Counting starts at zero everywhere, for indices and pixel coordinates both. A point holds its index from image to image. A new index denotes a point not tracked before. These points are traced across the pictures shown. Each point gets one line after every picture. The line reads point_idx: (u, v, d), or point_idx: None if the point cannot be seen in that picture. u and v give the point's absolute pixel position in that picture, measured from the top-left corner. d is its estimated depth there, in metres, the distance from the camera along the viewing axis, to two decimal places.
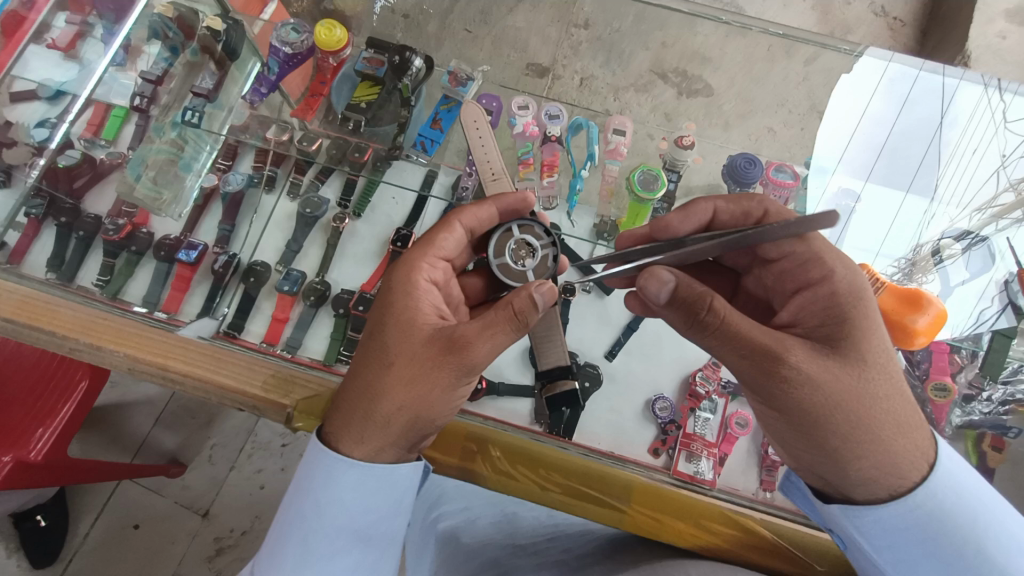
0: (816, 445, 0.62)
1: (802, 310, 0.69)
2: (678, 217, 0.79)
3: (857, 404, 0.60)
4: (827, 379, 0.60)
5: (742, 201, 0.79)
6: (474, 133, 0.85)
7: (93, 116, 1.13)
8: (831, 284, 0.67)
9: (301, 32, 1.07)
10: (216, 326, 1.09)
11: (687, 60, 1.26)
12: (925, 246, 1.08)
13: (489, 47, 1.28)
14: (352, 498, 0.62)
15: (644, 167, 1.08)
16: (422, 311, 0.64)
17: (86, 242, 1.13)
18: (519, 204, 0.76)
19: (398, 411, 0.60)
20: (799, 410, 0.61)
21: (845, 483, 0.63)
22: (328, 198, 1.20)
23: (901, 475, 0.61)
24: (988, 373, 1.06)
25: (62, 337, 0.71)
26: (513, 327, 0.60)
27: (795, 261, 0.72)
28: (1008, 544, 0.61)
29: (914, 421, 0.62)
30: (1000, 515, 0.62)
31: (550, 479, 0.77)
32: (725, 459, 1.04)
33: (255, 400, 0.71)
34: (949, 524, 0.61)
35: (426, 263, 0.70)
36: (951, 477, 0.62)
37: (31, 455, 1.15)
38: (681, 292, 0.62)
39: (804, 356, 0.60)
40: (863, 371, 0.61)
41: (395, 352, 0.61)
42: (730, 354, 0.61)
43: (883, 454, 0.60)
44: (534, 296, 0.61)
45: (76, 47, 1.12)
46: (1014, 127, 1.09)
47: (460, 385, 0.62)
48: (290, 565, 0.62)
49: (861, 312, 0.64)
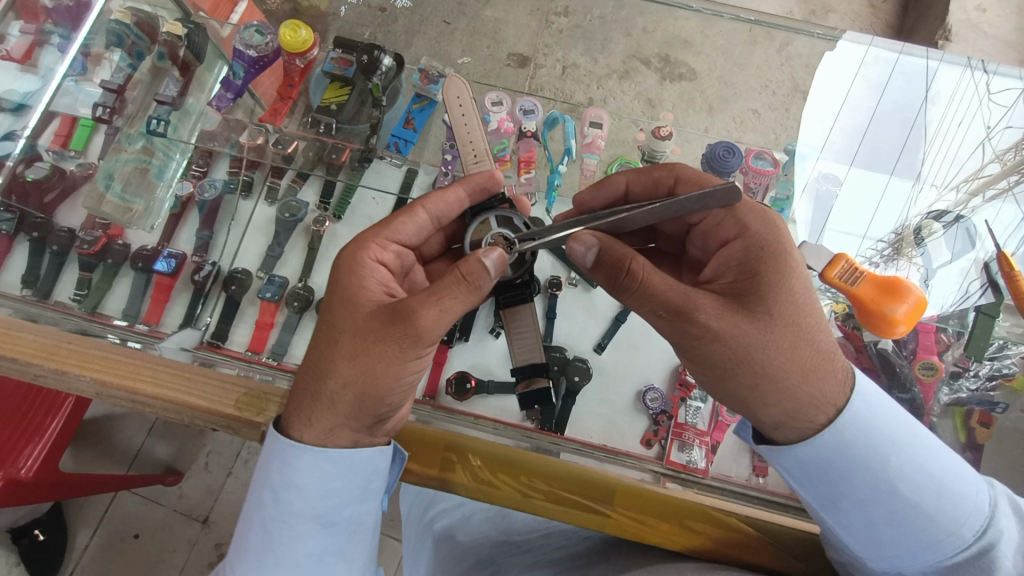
0: (729, 394, 0.63)
1: (721, 266, 0.67)
2: (588, 192, 0.79)
3: (763, 355, 0.59)
4: (736, 334, 0.60)
5: (652, 171, 0.76)
6: (457, 107, 0.80)
7: (60, 127, 1.10)
8: (744, 240, 0.65)
9: (265, 34, 1.07)
10: (199, 336, 1.07)
11: (668, 44, 1.23)
12: (912, 222, 1.08)
13: (467, 39, 1.26)
14: (308, 483, 0.58)
15: (621, 160, 1.11)
16: (366, 288, 0.62)
17: (60, 256, 1.10)
18: (487, 180, 0.73)
19: (342, 389, 0.57)
20: (709, 362, 0.62)
21: (760, 426, 0.63)
22: (307, 201, 1.17)
23: (808, 418, 0.61)
24: (974, 353, 1.02)
25: (26, 364, 0.70)
26: (463, 291, 0.57)
27: (711, 218, 0.70)
28: (920, 481, 0.59)
29: (823, 367, 0.60)
30: (917, 453, 0.60)
31: (532, 486, 0.73)
32: (716, 447, 1.04)
33: (228, 419, 0.69)
34: (860, 461, 0.60)
35: (375, 244, 0.66)
36: (865, 418, 0.61)
37: (21, 473, 1.14)
38: (605, 253, 0.64)
39: (714, 313, 0.60)
40: (769, 324, 0.60)
41: (341, 329, 0.59)
42: (649, 314, 0.64)
43: (792, 399, 0.60)
44: (484, 260, 0.58)
45: (33, 56, 1.10)
46: (998, 99, 1.09)
47: (409, 358, 0.58)
48: (255, 552, 0.60)
49: (771, 262, 0.62)
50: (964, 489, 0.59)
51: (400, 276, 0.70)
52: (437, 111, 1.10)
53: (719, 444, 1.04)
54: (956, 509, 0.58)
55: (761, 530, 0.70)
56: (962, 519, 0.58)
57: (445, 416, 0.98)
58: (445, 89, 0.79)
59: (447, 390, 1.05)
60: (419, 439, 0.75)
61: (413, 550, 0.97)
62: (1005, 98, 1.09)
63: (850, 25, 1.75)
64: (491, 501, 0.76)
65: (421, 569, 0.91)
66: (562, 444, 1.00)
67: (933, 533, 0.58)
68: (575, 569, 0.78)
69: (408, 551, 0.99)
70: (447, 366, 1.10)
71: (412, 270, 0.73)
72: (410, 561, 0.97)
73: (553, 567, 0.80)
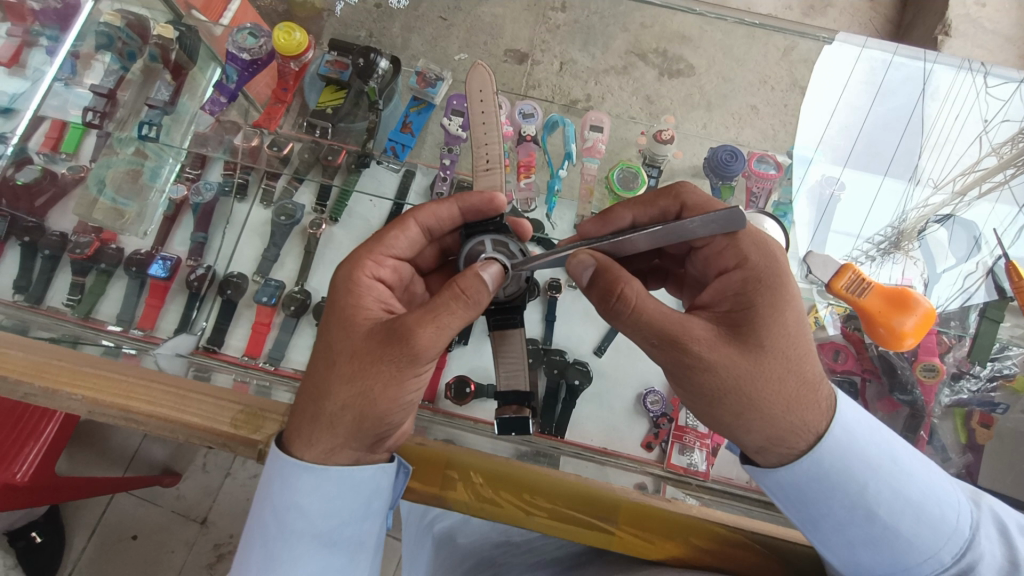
0: (712, 418, 0.61)
1: (718, 294, 0.66)
2: (594, 225, 0.77)
3: (750, 380, 0.58)
4: (730, 366, 0.58)
5: (659, 200, 0.75)
6: (478, 105, 0.75)
7: (50, 130, 1.06)
8: (742, 270, 0.64)
9: (259, 37, 1.06)
10: (195, 341, 1.06)
11: (666, 39, 1.21)
12: (912, 216, 1.07)
13: (464, 35, 1.24)
14: (311, 503, 0.57)
15: (622, 165, 1.08)
16: (364, 307, 0.61)
17: (53, 259, 1.08)
18: (486, 203, 0.71)
19: (341, 410, 0.56)
20: (695, 389, 0.60)
21: (743, 449, 0.62)
22: (303, 203, 1.15)
23: (789, 444, 0.59)
24: (977, 356, 1.01)
25: (15, 382, 0.68)
26: (461, 307, 0.57)
27: (715, 245, 0.69)
28: (898, 507, 0.58)
29: (807, 394, 0.59)
30: (896, 480, 0.59)
31: (534, 504, 0.72)
32: (717, 450, 1.02)
33: (224, 437, 0.68)
34: (838, 486, 0.59)
35: (371, 261, 0.66)
36: (841, 445, 0.59)
37: (17, 477, 1.13)
38: (602, 273, 0.62)
39: (707, 343, 0.58)
40: (760, 346, 0.58)
41: (338, 351, 0.58)
42: (641, 340, 0.61)
43: (770, 425, 0.58)
44: (481, 275, 0.58)
45: (21, 59, 1.07)
46: (995, 93, 1.08)
47: (406, 378, 0.57)
48: (255, 572, 0.59)
49: (766, 293, 0.61)
50: (943, 513, 0.58)
51: (400, 289, 0.70)
52: (436, 114, 1.10)
53: (720, 447, 1.02)
54: (933, 533, 0.58)
55: (762, 545, 0.69)
56: (940, 543, 0.58)
57: (444, 420, 0.97)
58: (469, 81, 0.74)
59: (445, 395, 1.04)
60: (416, 462, 0.73)
61: (412, 552, 0.97)
62: (1003, 91, 1.08)
63: (849, 19, 1.74)
64: (494, 518, 0.74)
65: (420, 572, 0.92)
66: (562, 448, 0.99)
67: (910, 557, 0.58)
68: (572, 569, 0.78)
69: (407, 554, 0.98)
70: (446, 370, 1.09)
71: (411, 282, 0.73)
72: (410, 566, 0.96)
73: (552, 567, 0.80)
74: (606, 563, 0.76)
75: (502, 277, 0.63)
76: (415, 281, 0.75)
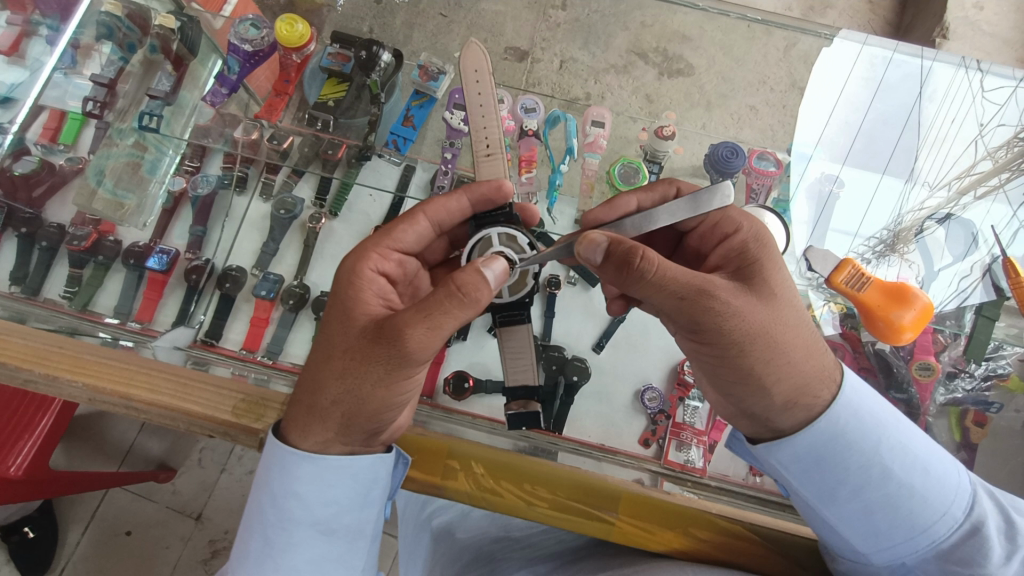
0: (740, 373, 0.60)
1: (722, 258, 0.67)
2: (604, 210, 0.76)
3: (773, 330, 0.58)
4: (751, 312, 0.58)
5: (657, 187, 0.78)
6: (474, 85, 0.73)
7: (48, 121, 1.08)
8: (740, 235, 0.66)
9: (261, 28, 1.05)
10: (193, 334, 1.06)
11: (666, 38, 1.21)
12: (907, 219, 1.08)
13: (464, 32, 1.24)
14: (309, 492, 0.58)
15: (622, 160, 1.09)
16: (364, 301, 0.60)
17: (50, 251, 1.07)
18: (494, 190, 0.70)
19: (334, 405, 0.57)
20: (725, 340, 0.59)
21: (770, 411, 0.61)
22: (303, 197, 1.15)
23: (813, 394, 0.60)
24: (973, 355, 1.02)
25: (14, 368, 0.68)
26: (455, 305, 0.55)
27: (708, 222, 0.72)
28: (909, 462, 0.60)
29: (819, 345, 0.61)
30: (904, 436, 0.61)
31: (536, 494, 0.72)
32: (715, 446, 1.03)
33: (225, 426, 0.68)
34: (852, 446, 0.60)
35: (376, 253, 0.66)
36: (853, 404, 0.61)
37: (12, 471, 1.12)
38: (615, 246, 0.59)
39: (730, 290, 0.58)
40: (775, 302, 0.59)
41: (334, 345, 0.58)
42: (665, 299, 0.59)
43: (792, 375, 0.59)
44: (482, 272, 0.56)
45: (20, 48, 1.07)
46: (991, 97, 1.09)
47: (397, 378, 0.56)
48: (254, 559, 0.59)
49: (769, 255, 0.63)
50: (946, 469, 0.60)
51: (403, 283, 0.71)
52: (436, 109, 1.09)
53: (718, 443, 1.04)
54: (942, 488, 0.59)
55: (757, 534, 0.70)
56: (949, 498, 0.59)
57: (443, 415, 0.97)
58: (464, 62, 0.73)
59: (444, 389, 1.04)
60: (416, 447, 0.73)
61: (409, 547, 0.96)
62: (998, 95, 1.09)
63: (848, 21, 1.75)
64: (494, 509, 0.75)
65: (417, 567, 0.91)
66: (560, 443, 0.98)
67: (925, 516, 0.58)
68: (571, 563, 0.78)
69: (405, 549, 0.98)
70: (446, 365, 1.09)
71: (416, 277, 0.74)
72: (408, 561, 0.96)
73: (551, 561, 0.80)
74: (605, 557, 0.75)
75: (507, 274, 0.60)
76: (422, 274, 0.75)
